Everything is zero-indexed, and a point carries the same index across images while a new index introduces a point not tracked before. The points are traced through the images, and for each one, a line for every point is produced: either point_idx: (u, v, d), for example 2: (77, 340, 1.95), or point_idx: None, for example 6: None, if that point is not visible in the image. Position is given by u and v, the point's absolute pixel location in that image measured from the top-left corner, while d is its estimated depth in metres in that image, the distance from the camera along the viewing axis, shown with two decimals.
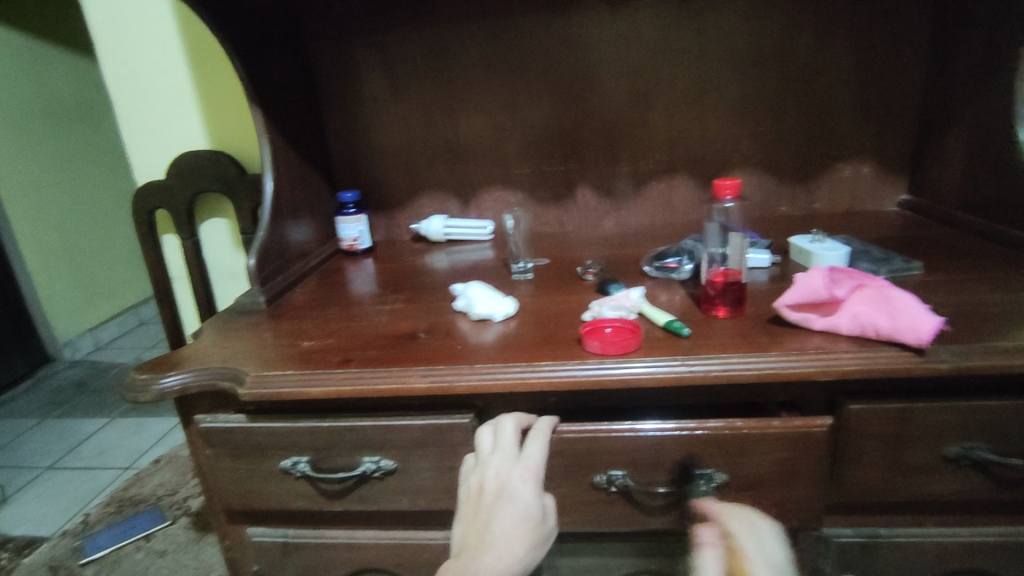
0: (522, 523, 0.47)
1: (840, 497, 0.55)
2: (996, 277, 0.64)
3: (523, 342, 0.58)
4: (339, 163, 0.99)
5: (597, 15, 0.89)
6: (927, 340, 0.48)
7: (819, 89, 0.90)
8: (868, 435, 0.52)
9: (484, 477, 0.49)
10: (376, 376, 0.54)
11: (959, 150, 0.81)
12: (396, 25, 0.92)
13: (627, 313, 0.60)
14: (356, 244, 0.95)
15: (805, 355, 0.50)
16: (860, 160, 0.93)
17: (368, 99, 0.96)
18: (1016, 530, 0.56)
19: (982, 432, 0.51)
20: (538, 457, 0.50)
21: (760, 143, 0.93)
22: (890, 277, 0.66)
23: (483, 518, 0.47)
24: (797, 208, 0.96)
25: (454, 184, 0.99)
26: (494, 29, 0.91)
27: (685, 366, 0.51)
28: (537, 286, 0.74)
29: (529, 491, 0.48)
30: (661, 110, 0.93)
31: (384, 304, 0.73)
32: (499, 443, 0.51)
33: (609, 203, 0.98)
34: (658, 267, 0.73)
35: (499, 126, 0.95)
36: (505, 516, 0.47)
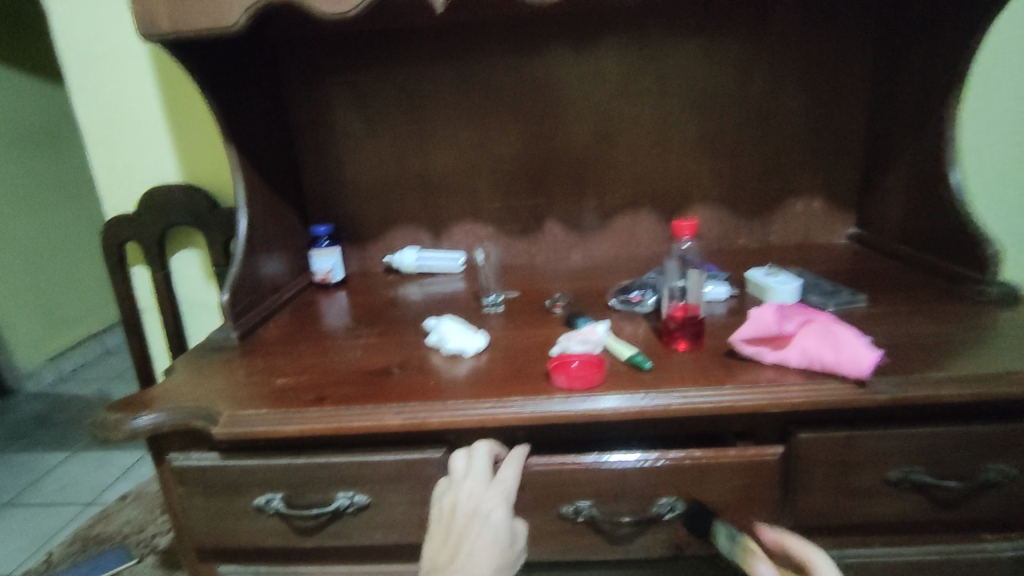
0: (492, 543, 0.50)
1: (793, 521, 0.58)
2: (933, 309, 0.68)
3: (493, 377, 0.60)
4: (313, 198, 1.01)
5: (563, 59, 0.94)
6: (867, 373, 0.52)
7: (771, 129, 0.95)
8: (817, 462, 0.55)
9: (458, 499, 0.51)
10: (351, 413, 0.55)
11: (899, 188, 0.87)
12: (370, 65, 0.95)
13: (593, 347, 0.63)
14: (329, 277, 0.96)
15: (758, 388, 0.54)
16: (811, 196, 0.98)
17: (341, 135, 0.98)
18: (954, 548, 0.59)
19: (919, 456, 0.55)
20: (509, 481, 0.53)
21: (719, 180, 0.98)
22: (837, 309, 0.70)
23: (456, 537, 0.50)
24: (755, 240, 1.01)
25: (427, 218, 1.01)
26: (465, 71, 0.95)
27: (648, 400, 0.54)
28: (508, 319, 0.77)
29: (500, 512, 0.52)
30: (625, 149, 0.97)
31: (357, 339, 0.74)
32: (473, 466, 0.53)
33: (576, 236, 1.02)
34: (622, 300, 0.76)
35: (470, 162, 0.99)
36: (476, 539, 0.50)
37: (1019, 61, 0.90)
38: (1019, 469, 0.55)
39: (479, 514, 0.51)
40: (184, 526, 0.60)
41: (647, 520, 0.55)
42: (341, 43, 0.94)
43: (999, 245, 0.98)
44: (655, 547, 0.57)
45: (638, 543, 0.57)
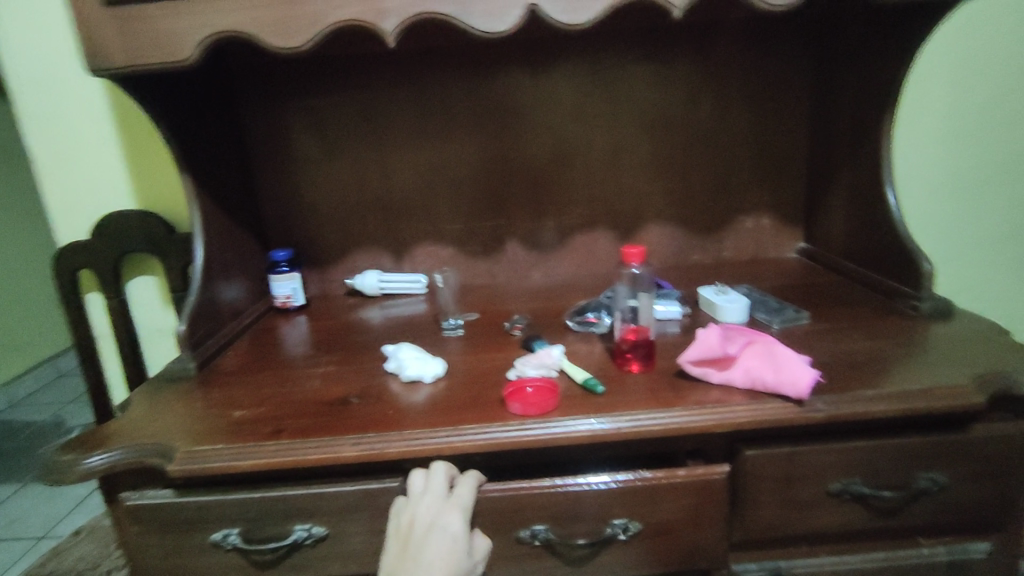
0: (448, 553, 0.51)
1: (743, 535, 0.60)
2: (870, 324, 0.72)
3: (451, 403, 0.61)
4: (272, 222, 1.00)
5: (519, 84, 0.96)
6: (805, 391, 0.54)
7: (721, 150, 0.99)
8: (761, 477, 0.57)
9: (415, 514, 0.52)
10: (308, 446, 0.56)
11: (840, 207, 0.91)
12: (328, 91, 0.95)
13: (548, 371, 0.64)
14: (290, 301, 0.96)
15: (704, 409, 0.56)
16: (760, 214, 1.02)
17: (299, 159, 0.98)
18: (895, 554, 0.62)
19: (858, 469, 0.58)
20: (466, 495, 0.54)
21: (673, 199, 1.01)
22: (782, 326, 0.73)
23: (413, 550, 0.51)
24: (708, 256, 1.04)
25: (388, 240, 1.02)
26: (423, 96, 0.96)
27: (599, 424, 0.56)
28: (467, 342, 0.78)
29: (457, 525, 0.52)
30: (582, 170, 1.00)
31: (316, 367, 0.74)
32: (431, 484, 0.54)
33: (537, 255, 1.03)
34: (579, 321, 0.78)
35: (430, 184, 1.00)
36: (432, 550, 0.51)
37: (946, 85, 0.95)
38: (949, 478, 0.58)
39: (435, 528, 0.51)
40: (139, 565, 0.59)
41: (602, 540, 0.57)
42: (298, 69, 0.94)
43: (931, 260, 1.03)
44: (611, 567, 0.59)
45: (594, 563, 0.59)
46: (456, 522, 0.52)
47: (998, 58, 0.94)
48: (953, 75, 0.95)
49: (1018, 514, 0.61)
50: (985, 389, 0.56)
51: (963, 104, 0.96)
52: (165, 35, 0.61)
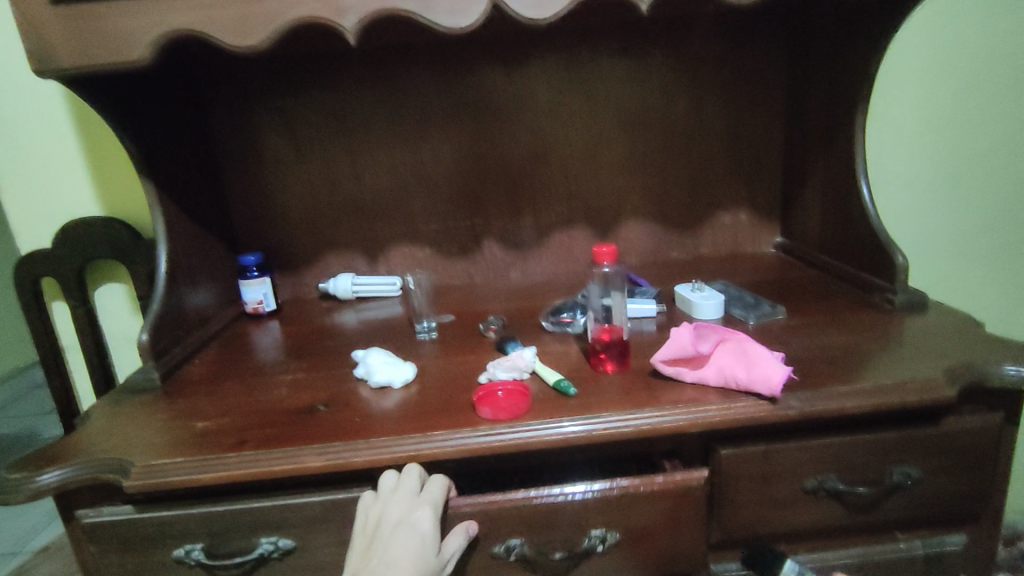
0: (414, 554, 0.50)
1: (720, 535, 0.59)
2: (845, 318, 0.72)
3: (421, 409, 0.60)
4: (242, 226, 0.98)
5: (491, 82, 0.94)
6: (778, 389, 0.54)
7: (696, 145, 0.98)
8: (737, 476, 0.57)
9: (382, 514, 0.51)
10: (272, 458, 0.54)
11: (815, 200, 0.91)
12: (295, 90, 0.93)
13: (520, 374, 0.63)
14: (261, 307, 0.93)
15: (678, 409, 0.55)
16: (736, 209, 1.02)
17: (268, 161, 0.96)
18: (875, 550, 0.62)
19: (833, 465, 0.57)
20: (437, 495, 0.53)
21: (649, 196, 1.00)
22: (758, 322, 0.72)
23: (378, 550, 0.50)
24: (686, 253, 1.03)
25: (361, 242, 1.00)
26: (393, 95, 0.94)
27: (570, 427, 0.55)
28: (441, 346, 0.76)
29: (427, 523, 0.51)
30: (557, 167, 0.98)
31: (285, 374, 0.72)
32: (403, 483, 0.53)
33: (513, 254, 1.02)
34: (554, 321, 0.77)
35: (402, 185, 0.98)
36: (397, 551, 0.49)
37: (918, 77, 0.95)
38: (923, 472, 0.58)
39: (402, 529, 0.50)
40: None
41: (580, 554, 0.56)
42: (264, 68, 0.92)
43: (903, 253, 1.03)
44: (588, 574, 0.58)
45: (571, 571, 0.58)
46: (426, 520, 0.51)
47: (968, 50, 0.94)
48: (924, 67, 0.95)
49: (993, 505, 0.61)
50: (957, 382, 0.55)
51: (933, 96, 0.96)
52: (115, 35, 0.59)
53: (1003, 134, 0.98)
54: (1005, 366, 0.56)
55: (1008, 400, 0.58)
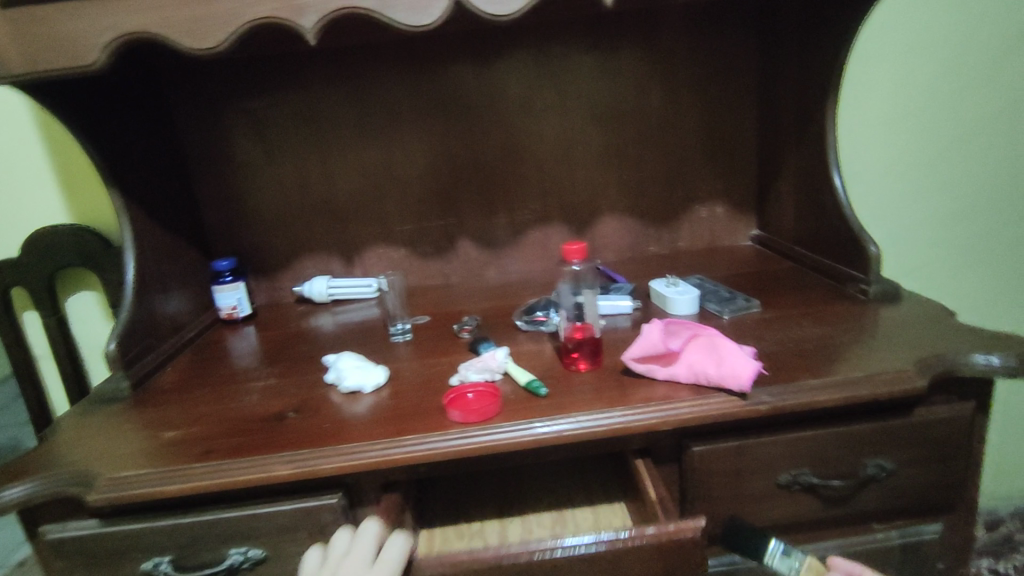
0: None
1: (696, 531, 0.59)
2: (818, 311, 0.72)
3: (393, 413, 0.59)
4: (214, 231, 0.97)
5: (463, 79, 0.93)
6: (747, 384, 0.53)
7: (671, 139, 0.98)
8: (711, 473, 0.56)
9: None
10: (238, 467, 0.53)
11: (791, 192, 0.90)
12: (264, 91, 0.92)
13: (492, 375, 0.63)
14: (235, 312, 0.92)
15: (649, 407, 0.55)
16: (713, 202, 1.01)
17: (239, 164, 0.95)
18: (851, 542, 0.62)
19: (807, 459, 0.57)
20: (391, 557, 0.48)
21: (626, 191, 1.00)
22: (733, 315, 0.72)
23: None
24: (664, 247, 1.03)
25: (336, 245, 0.99)
26: (364, 94, 0.93)
27: (541, 428, 0.54)
28: (415, 348, 0.75)
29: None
30: (532, 163, 0.98)
31: (257, 381, 0.71)
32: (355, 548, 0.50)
33: (491, 253, 1.01)
34: (528, 320, 0.76)
35: (376, 185, 0.97)
36: None
37: (891, 66, 0.95)
38: (896, 463, 0.58)
39: None
40: None
41: None
42: (232, 70, 0.91)
43: (877, 244, 1.04)
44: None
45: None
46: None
47: (938, 39, 0.94)
48: (897, 56, 0.95)
49: (967, 494, 0.62)
50: (926, 372, 0.55)
51: (904, 86, 0.96)
52: (69, 38, 0.57)
53: (975, 121, 0.98)
54: (974, 355, 0.56)
55: (979, 389, 0.58)
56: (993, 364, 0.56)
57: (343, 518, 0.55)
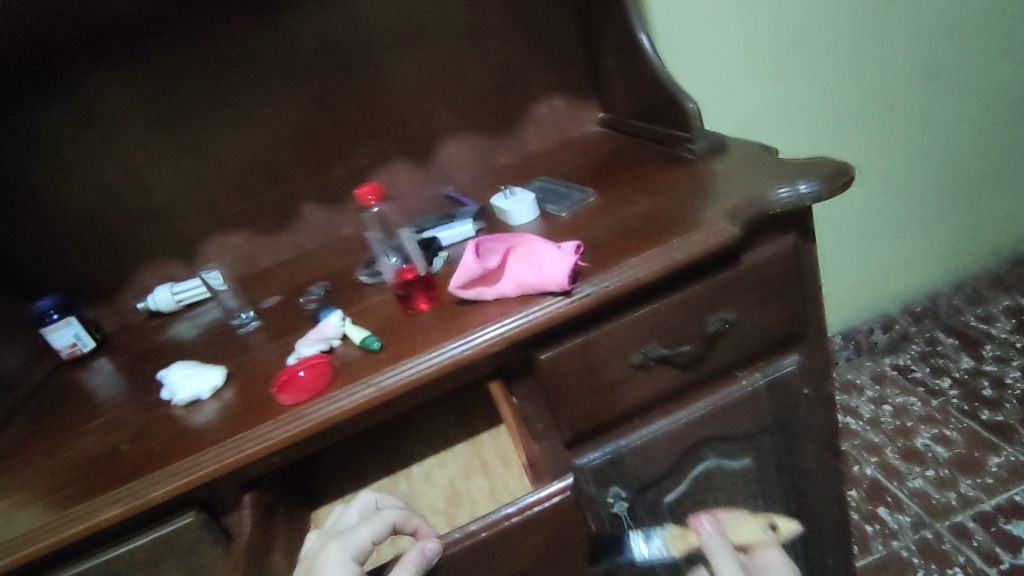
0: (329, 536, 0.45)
1: (572, 433, 0.59)
2: (651, 183, 0.70)
3: (231, 414, 0.56)
4: (25, 270, 0.87)
5: (243, 31, 0.83)
6: (567, 282, 0.52)
7: (487, 41, 0.92)
8: (565, 373, 0.56)
9: (306, 546, 0.47)
10: (68, 520, 0.50)
11: (615, 66, 0.87)
12: (19, 102, 0.80)
13: (328, 343, 0.59)
14: (78, 348, 0.82)
15: (479, 331, 0.53)
16: (550, 96, 0.97)
17: (23, 190, 0.83)
18: (716, 395, 0.64)
19: (653, 334, 0.57)
20: (376, 533, 0.45)
21: (457, 108, 0.94)
22: (571, 210, 0.70)
23: (303, 562, 0.45)
24: (514, 155, 0.99)
25: (169, 247, 0.91)
26: (137, 75, 0.82)
27: (373, 386, 0.52)
28: (262, 334, 0.71)
29: (339, 560, 0.42)
30: (349, 104, 0.90)
31: (98, 418, 0.66)
32: (340, 519, 0.48)
33: (338, 210, 0.94)
34: (370, 273, 0.73)
35: (188, 173, 0.88)
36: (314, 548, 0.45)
37: None
38: (738, 312, 0.59)
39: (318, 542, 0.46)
40: None
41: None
42: None
43: (713, 100, 1.03)
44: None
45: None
46: (337, 553, 0.42)
47: None
48: None
49: (813, 319, 0.64)
50: (739, 219, 0.55)
51: None
52: None
53: None
54: (781, 188, 0.56)
55: (798, 220, 0.59)
56: (800, 193, 0.56)
57: (208, 532, 0.53)
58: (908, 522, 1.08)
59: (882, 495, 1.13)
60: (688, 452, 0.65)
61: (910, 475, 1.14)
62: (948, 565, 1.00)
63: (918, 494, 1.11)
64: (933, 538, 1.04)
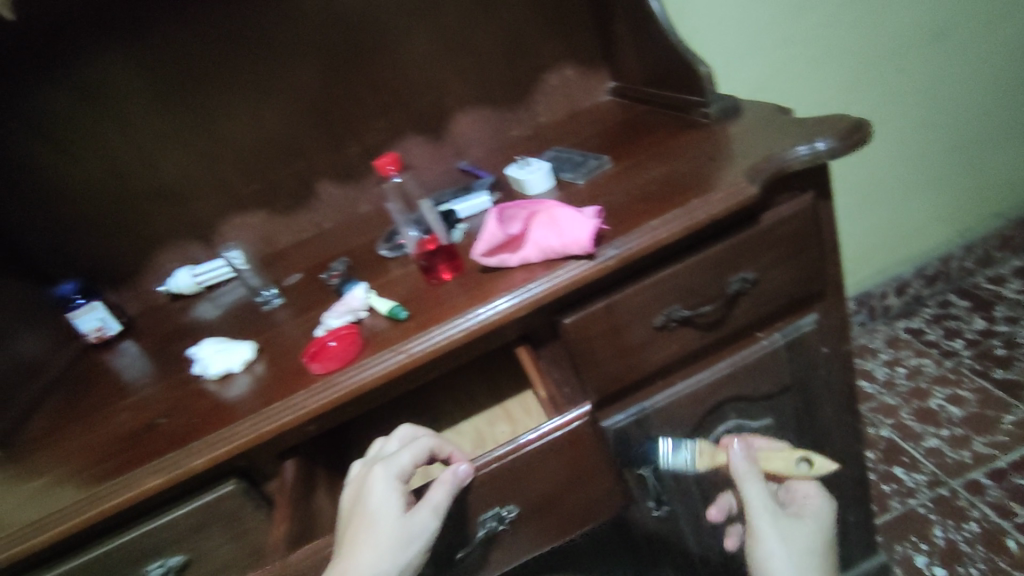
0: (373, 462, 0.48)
1: (597, 395, 0.61)
2: (667, 148, 0.70)
3: (264, 386, 0.57)
4: (47, 257, 0.88)
5: (251, 10, 0.83)
6: (589, 245, 0.53)
7: (497, 11, 0.91)
8: (589, 337, 0.57)
9: (353, 469, 0.50)
10: (111, 491, 0.52)
11: (626, 33, 0.86)
12: (34, 88, 0.80)
13: (355, 315, 0.60)
14: (104, 333, 0.83)
15: (504, 296, 0.54)
16: (560, 66, 0.96)
17: (41, 176, 0.84)
18: (737, 356, 0.65)
19: (675, 296, 0.58)
20: (415, 458, 0.47)
21: (467, 81, 0.94)
22: (587, 178, 0.71)
23: (351, 485, 0.48)
24: (525, 127, 0.99)
25: (187, 229, 0.92)
26: (146, 58, 0.82)
27: (402, 353, 0.53)
28: (286, 310, 0.72)
29: (382, 488, 0.45)
30: (360, 80, 0.90)
31: (130, 395, 0.67)
32: (381, 447, 0.50)
33: (353, 187, 0.95)
34: (391, 247, 0.74)
35: (203, 154, 0.88)
36: (360, 474, 0.48)
37: None
38: (758, 272, 0.60)
39: (364, 468, 0.49)
40: None
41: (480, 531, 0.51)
42: None
43: (724, 66, 1.03)
44: (509, 557, 0.54)
45: (488, 557, 0.54)
46: (377, 483, 0.45)
47: None
48: None
49: (831, 278, 0.65)
50: (758, 178, 0.55)
51: None
52: None
53: None
54: (798, 147, 0.56)
55: (816, 178, 0.59)
56: (817, 150, 0.56)
57: (247, 499, 0.55)
58: (924, 480, 1.09)
59: (898, 455, 1.14)
60: (709, 412, 0.66)
61: (924, 435, 1.16)
62: (965, 521, 1.01)
63: (933, 453, 1.12)
64: (948, 495, 1.05)
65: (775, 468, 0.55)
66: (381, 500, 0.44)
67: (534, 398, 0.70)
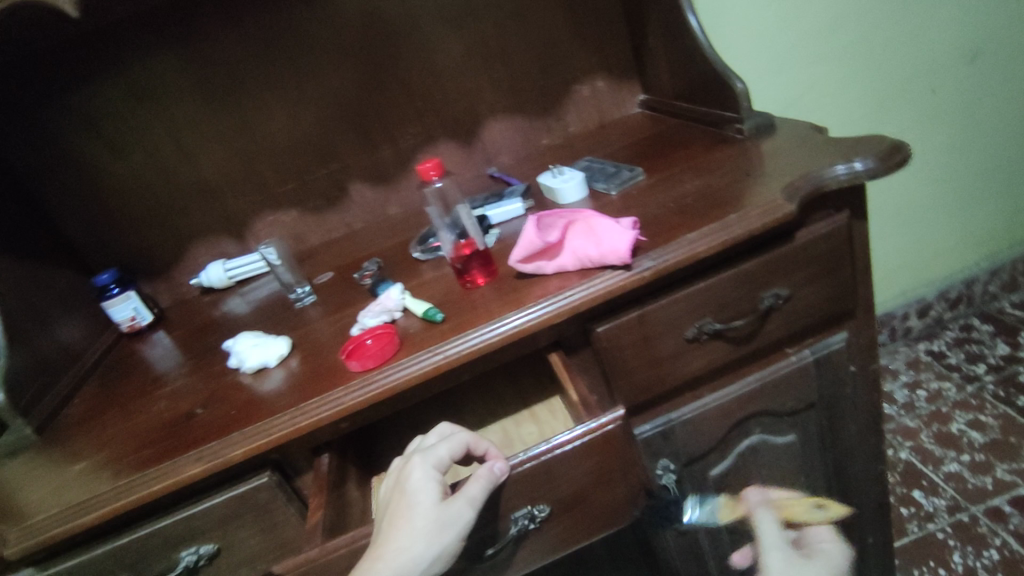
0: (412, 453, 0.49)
1: (626, 405, 0.61)
2: (701, 161, 0.71)
3: (299, 381, 0.58)
4: (85, 246, 0.90)
5: (294, 14, 0.85)
6: (627, 256, 0.54)
7: (532, 22, 0.92)
8: (622, 346, 0.58)
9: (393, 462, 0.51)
10: (152, 477, 0.53)
11: (660, 47, 0.87)
12: (82, 82, 0.82)
13: (389, 316, 0.61)
14: (137, 322, 0.85)
15: (540, 302, 0.55)
16: (592, 78, 0.98)
17: (85, 168, 0.86)
18: (766, 371, 0.65)
19: (708, 309, 0.58)
20: (453, 451, 0.48)
21: (500, 89, 0.95)
22: (621, 189, 0.71)
23: (391, 476, 0.50)
24: (555, 136, 1.00)
25: (221, 225, 0.93)
26: (191, 56, 0.84)
27: (439, 354, 0.54)
28: (318, 309, 0.73)
29: (419, 473, 0.46)
30: (395, 85, 0.91)
31: (166, 385, 0.69)
32: (420, 441, 0.51)
33: (384, 189, 0.96)
34: (424, 249, 0.75)
35: (240, 152, 0.90)
36: (399, 465, 0.49)
37: None
38: (791, 288, 0.60)
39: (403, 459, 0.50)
40: None
41: (511, 535, 0.51)
42: (35, 64, 0.80)
43: (754, 83, 1.03)
44: (534, 557, 0.55)
45: (514, 560, 0.55)
46: (415, 470, 0.46)
47: None
48: None
49: (862, 298, 0.65)
50: (796, 196, 0.56)
51: None
52: None
53: None
54: (836, 166, 0.57)
55: (852, 198, 0.60)
56: (856, 170, 0.56)
57: (280, 492, 0.56)
58: (944, 505, 1.08)
59: (917, 479, 1.14)
60: (735, 425, 0.66)
61: (945, 459, 1.15)
62: (985, 548, 1.00)
63: (953, 479, 1.11)
64: (968, 521, 1.05)
65: (794, 511, 0.74)
66: (419, 486, 0.46)
67: (560, 401, 0.71)
